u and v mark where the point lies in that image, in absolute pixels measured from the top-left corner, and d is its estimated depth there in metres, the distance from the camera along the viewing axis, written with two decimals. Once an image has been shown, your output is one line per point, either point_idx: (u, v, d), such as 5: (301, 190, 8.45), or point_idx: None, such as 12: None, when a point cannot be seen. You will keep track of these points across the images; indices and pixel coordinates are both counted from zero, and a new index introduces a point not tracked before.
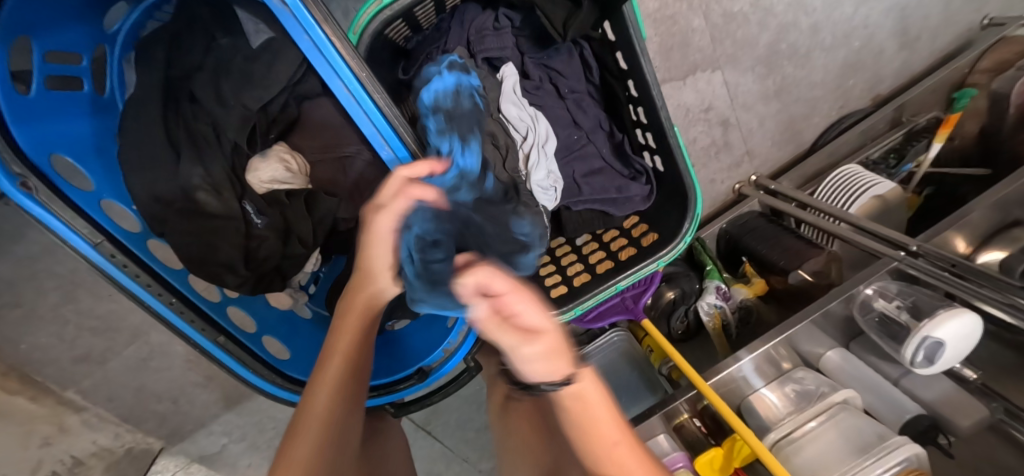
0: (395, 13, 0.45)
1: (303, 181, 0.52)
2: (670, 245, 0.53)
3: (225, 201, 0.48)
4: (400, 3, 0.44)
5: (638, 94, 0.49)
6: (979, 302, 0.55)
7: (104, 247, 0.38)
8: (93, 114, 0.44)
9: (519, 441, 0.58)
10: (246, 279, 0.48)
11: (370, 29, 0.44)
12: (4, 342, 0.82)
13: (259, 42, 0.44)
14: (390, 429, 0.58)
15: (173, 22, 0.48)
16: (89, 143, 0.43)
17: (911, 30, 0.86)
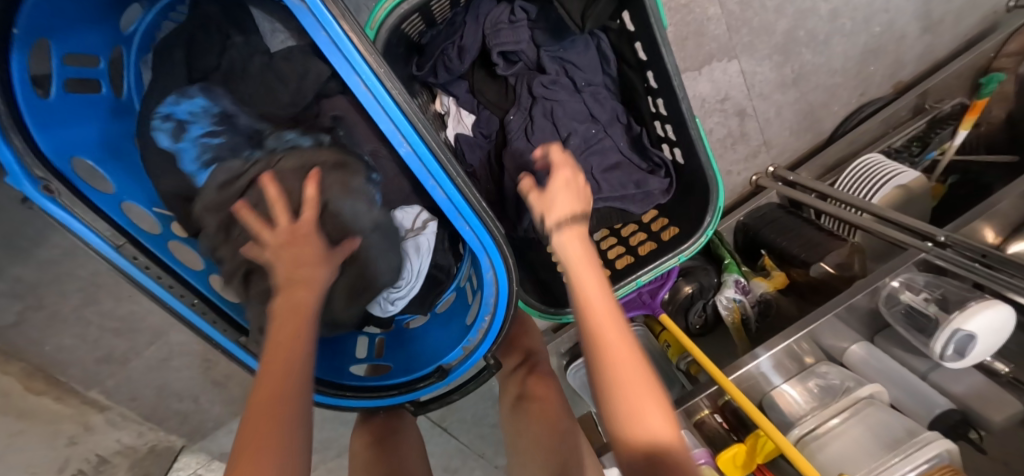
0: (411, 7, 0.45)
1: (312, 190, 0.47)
2: (692, 239, 0.53)
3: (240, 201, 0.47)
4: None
5: (658, 86, 0.48)
6: (1011, 293, 0.53)
7: (127, 249, 0.38)
8: (109, 116, 0.44)
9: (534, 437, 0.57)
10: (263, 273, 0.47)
11: (386, 23, 0.44)
12: (29, 343, 0.83)
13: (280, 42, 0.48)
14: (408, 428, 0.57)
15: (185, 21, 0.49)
16: (108, 145, 0.43)
17: (934, 14, 0.84)
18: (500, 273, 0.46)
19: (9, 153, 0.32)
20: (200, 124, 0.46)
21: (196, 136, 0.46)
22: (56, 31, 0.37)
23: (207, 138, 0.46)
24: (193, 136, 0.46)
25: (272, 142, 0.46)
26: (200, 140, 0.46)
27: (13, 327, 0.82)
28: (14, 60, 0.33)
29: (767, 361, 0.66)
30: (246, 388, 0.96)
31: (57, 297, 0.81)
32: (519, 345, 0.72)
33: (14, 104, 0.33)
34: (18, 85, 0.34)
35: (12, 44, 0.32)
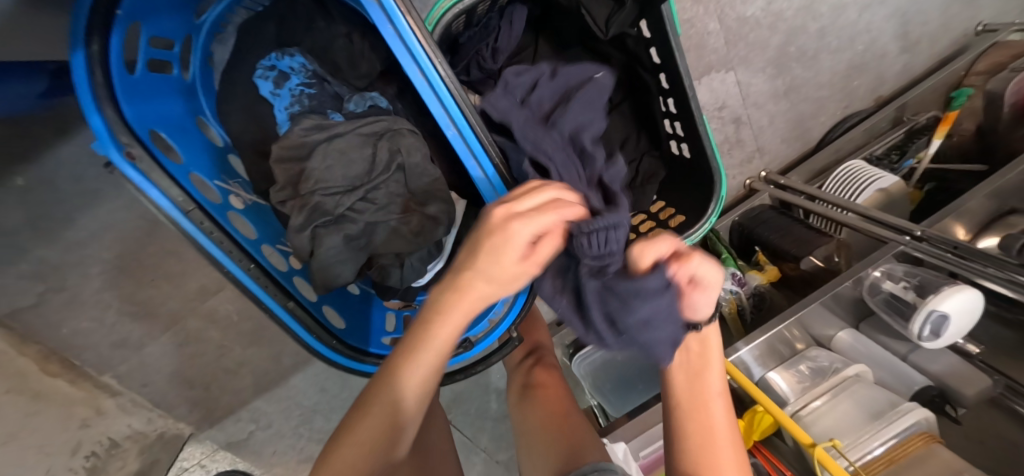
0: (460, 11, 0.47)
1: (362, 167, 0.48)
2: (696, 225, 0.57)
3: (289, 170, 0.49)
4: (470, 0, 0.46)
5: (669, 87, 0.54)
6: (982, 279, 0.59)
7: (195, 214, 0.42)
8: (183, 96, 0.48)
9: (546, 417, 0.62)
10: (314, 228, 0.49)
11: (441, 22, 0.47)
12: (45, 326, 0.84)
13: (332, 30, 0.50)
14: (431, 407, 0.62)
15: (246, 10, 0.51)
16: (180, 123, 0.47)
17: (911, 35, 0.92)
18: None
19: (99, 119, 0.37)
20: (297, 77, 0.50)
21: (295, 86, 0.50)
22: (149, 16, 0.41)
23: (304, 88, 0.50)
24: (292, 86, 0.50)
25: (353, 104, 0.50)
26: (299, 88, 0.49)
27: (31, 308, 0.83)
28: (113, 37, 0.38)
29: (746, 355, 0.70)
30: (257, 376, 0.98)
31: (79, 280, 0.83)
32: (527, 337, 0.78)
33: (108, 76, 0.38)
34: (113, 60, 0.38)
35: (114, 23, 0.37)
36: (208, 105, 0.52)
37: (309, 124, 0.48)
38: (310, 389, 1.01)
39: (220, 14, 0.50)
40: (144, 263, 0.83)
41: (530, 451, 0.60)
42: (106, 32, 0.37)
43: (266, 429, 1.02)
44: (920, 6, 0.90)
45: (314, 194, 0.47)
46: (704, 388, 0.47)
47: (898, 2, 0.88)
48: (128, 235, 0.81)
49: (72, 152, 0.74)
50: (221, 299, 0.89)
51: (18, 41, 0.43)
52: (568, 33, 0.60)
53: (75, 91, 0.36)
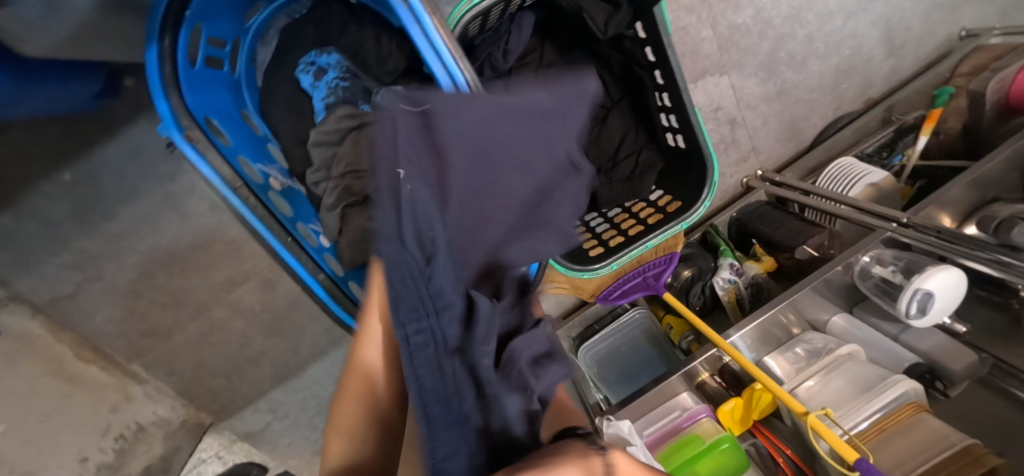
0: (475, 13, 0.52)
1: None
2: (692, 209, 0.63)
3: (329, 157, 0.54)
4: (484, 4, 0.51)
5: (664, 82, 0.59)
6: (964, 259, 0.64)
7: (242, 191, 0.48)
8: (232, 89, 0.55)
9: None
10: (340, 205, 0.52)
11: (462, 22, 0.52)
12: (82, 314, 0.90)
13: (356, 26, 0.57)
14: None
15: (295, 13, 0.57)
16: (230, 112, 0.54)
17: (896, 40, 0.97)
18: None
19: (166, 105, 0.44)
20: (334, 72, 0.54)
21: (331, 80, 0.54)
22: (209, 19, 0.48)
23: (340, 81, 0.54)
24: (330, 80, 0.54)
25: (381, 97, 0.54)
26: (334, 82, 0.54)
27: (70, 297, 0.89)
28: (181, 32, 0.45)
29: (739, 340, 0.74)
30: (277, 365, 1.03)
31: (116, 270, 0.89)
32: None
33: (175, 68, 0.45)
34: (179, 53, 0.45)
35: (182, 21, 0.44)
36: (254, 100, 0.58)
37: (342, 113, 0.52)
38: (325, 379, 1.06)
39: (264, 19, 0.56)
40: (175, 255, 0.89)
41: None
42: (176, 28, 0.44)
43: (283, 419, 1.06)
44: (903, 12, 0.95)
45: (344, 176, 0.52)
46: None
47: (881, 9, 0.94)
48: (163, 228, 0.87)
49: (116, 150, 0.81)
50: (245, 290, 0.95)
51: (91, 43, 0.50)
52: (568, 40, 0.67)
53: (148, 80, 0.43)
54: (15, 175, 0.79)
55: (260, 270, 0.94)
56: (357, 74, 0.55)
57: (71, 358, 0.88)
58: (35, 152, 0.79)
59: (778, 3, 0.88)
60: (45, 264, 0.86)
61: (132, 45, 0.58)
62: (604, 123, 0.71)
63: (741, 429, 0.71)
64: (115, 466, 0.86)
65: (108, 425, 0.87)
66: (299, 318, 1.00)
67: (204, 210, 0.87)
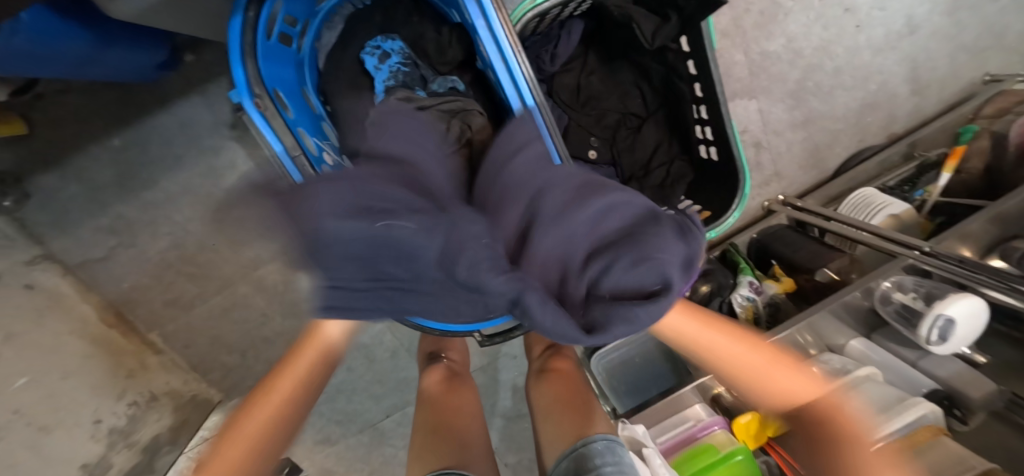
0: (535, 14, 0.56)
1: None
2: (720, 219, 0.65)
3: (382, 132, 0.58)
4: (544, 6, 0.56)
5: (703, 95, 0.62)
6: (986, 288, 0.65)
7: (300, 159, 0.51)
8: (297, 66, 0.59)
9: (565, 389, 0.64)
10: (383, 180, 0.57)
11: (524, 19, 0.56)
12: (111, 279, 0.93)
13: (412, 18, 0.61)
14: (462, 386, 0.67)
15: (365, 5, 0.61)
16: (295, 87, 0.58)
17: (921, 79, 1.01)
18: None
19: (241, 73, 0.48)
20: (397, 57, 0.58)
21: (393, 65, 0.58)
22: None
23: (401, 66, 0.58)
24: (391, 64, 0.58)
25: (437, 85, 0.58)
26: (396, 67, 0.58)
27: (103, 260, 0.91)
28: (266, 7, 0.49)
29: None
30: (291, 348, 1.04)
31: (150, 238, 0.92)
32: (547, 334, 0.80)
33: (255, 41, 0.49)
34: (261, 27, 0.49)
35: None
36: (311, 78, 0.62)
37: (399, 96, 0.55)
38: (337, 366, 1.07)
39: (333, 6, 0.61)
40: (208, 228, 0.92)
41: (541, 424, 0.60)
42: (261, 3, 0.48)
43: None
44: (930, 53, 0.99)
45: None
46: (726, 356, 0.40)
47: (908, 49, 0.97)
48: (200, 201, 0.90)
49: (168, 122, 0.85)
50: (272, 268, 0.97)
51: (171, 13, 0.54)
52: (612, 50, 0.70)
53: (228, 48, 0.46)
54: (69, 137, 0.83)
55: None
56: (415, 61, 0.60)
57: (94, 320, 0.90)
58: (90, 118, 0.83)
59: (809, 34, 0.92)
60: (83, 226, 0.88)
61: (204, 19, 0.62)
62: (638, 132, 0.73)
63: (754, 444, 0.72)
64: (126, 431, 0.85)
65: (123, 390, 0.88)
66: None
67: None
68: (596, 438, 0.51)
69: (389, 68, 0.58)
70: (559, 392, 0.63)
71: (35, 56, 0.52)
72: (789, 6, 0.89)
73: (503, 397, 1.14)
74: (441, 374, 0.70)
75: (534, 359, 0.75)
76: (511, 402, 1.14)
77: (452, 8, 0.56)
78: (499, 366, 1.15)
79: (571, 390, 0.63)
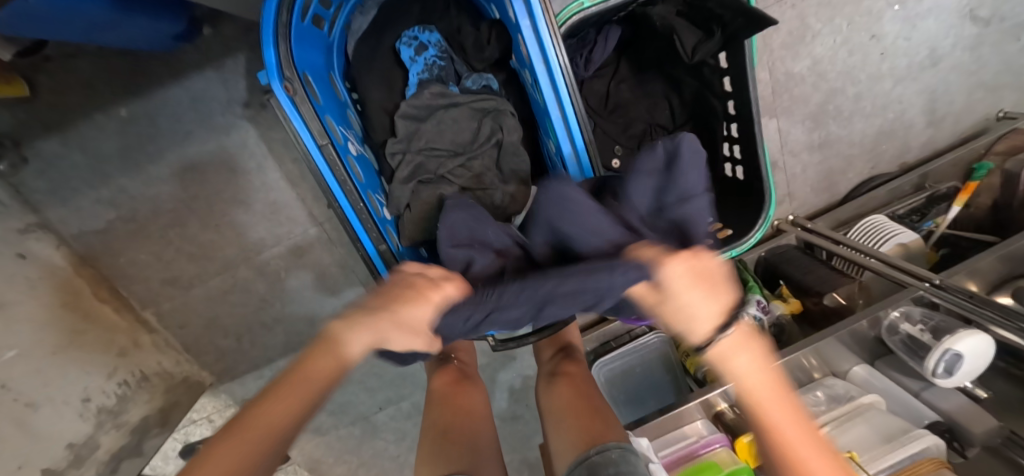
0: (580, 18, 0.57)
1: (453, 145, 0.57)
2: (744, 238, 0.63)
3: (406, 127, 0.57)
4: (593, 10, 0.56)
5: (736, 113, 0.62)
6: (994, 327, 0.65)
7: (326, 149, 0.49)
8: (325, 51, 0.56)
9: (566, 396, 0.64)
10: (406, 178, 0.56)
11: (570, 21, 0.57)
12: (107, 252, 0.90)
13: (450, 12, 0.59)
14: (471, 388, 0.67)
15: None
16: (323, 73, 0.55)
17: (938, 112, 1.02)
18: None
19: (273, 55, 0.45)
20: (433, 50, 0.58)
21: (430, 57, 0.58)
22: None
23: (437, 60, 0.58)
24: (427, 57, 0.58)
25: (471, 82, 0.58)
26: (432, 59, 0.58)
27: (101, 232, 0.88)
28: None
29: None
30: (289, 335, 1.02)
31: (150, 214, 0.89)
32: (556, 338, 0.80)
33: (290, 21, 0.46)
34: (296, 8, 0.47)
35: None
36: (338, 64, 0.60)
37: (433, 91, 0.56)
38: None
39: None
40: (212, 206, 0.89)
41: (553, 428, 0.61)
42: None
43: None
44: (948, 87, 1.00)
45: (422, 151, 0.57)
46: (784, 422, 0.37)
47: (928, 81, 0.98)
48: (206, 179, 0.88)
49: (178, 96, 0.82)
50: (276, 253, 0.94)
51: None
52: (645, 60, 0.69)
53: (262, 27, 0.44)
54: (73, 103, 0.80)
55: (293, 235, 0.94)
56: (451, 56, 0.60)
57: (87, 294, 0.87)
58: (97, 85, 0.80)
59: (834, 58, 0.92)
60: (81, 196, 0.85)
61: None
62: None
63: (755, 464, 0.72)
64: (115, 411, 0.84)
65: (114, 368, 0.85)
66: (321, 291, 0.99)
67: (251, 168, 0.88)
68: (609, 446, 0.51)
69: (426, 60, 0.58)
70: (570, 397, 0.64)
71: (52, 19, 0.49)
72: (818, 28, 0.89)
73: (499, 397, 1.13)
74: (452, 375, 0.70)
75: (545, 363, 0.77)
76: (506, 403, 1.14)
77: (493, 4, 0.54)
78: (498, 366, 1.13)
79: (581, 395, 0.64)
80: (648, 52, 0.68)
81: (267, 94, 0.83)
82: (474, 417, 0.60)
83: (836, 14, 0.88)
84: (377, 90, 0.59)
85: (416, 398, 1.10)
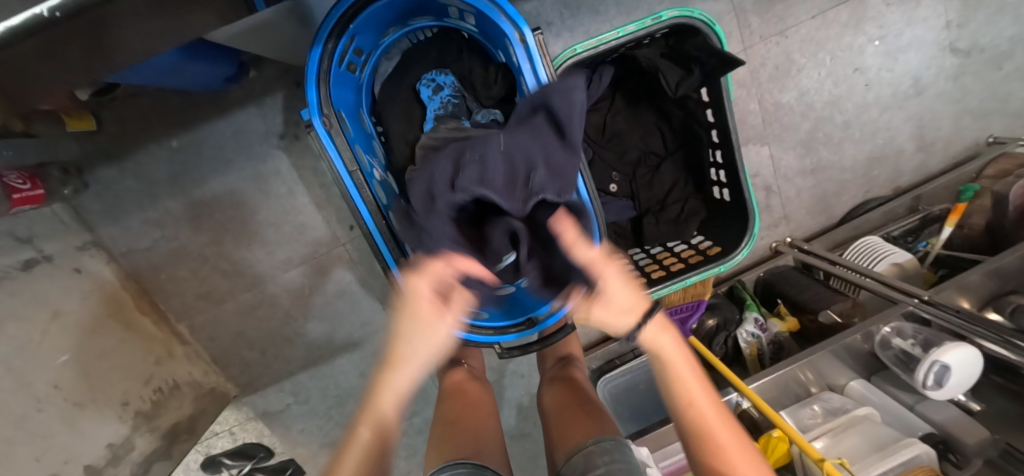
0: (575, 60, 0.65)
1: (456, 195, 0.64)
2: (731, 255, 0.70)
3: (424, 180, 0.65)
4: (585, 54, 0.64)
5: (719, 140, 0.69)
6: (982, 340, 0.67)
7: (356, 174, 0.57)
8: (356, 90, 0.65)
9: (567, 398, 0.69)
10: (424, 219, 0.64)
11: (565, 64, 0.64)
12: (151, 269, 0.99)
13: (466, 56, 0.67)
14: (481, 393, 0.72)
15: (422, 43, 0.68)
16: (352, 110, 0.64)
17: (927, 137, 1.07)
18: (594, 247, 0.63)
19: (315, 96, 0.54)
20: (449, 90, 0.68)
21: (445, 97, 0.68)
22: (359, 34, 0.59)
23: (451, 98, 0.67)
24: (443, 96, 0.68)
25: (480, 116, 0.67)
26: (448, 98, 0.67)
27: (146, 250, 0.98)
28: (341, 40, 0.55)
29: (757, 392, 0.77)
30: (310, 349, 1.08)
31: (192, 233, 0.98)
32: (559, 349, 0.84)
33: (330, 66, 0.55)
34: (335, 57, 0.56)
35: (344, 31, 0.55)
36: (366, 101, 0.68)
37: (449, 125, 0.64)
38: (351, 371, 1.10)
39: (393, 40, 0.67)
40: (246, 226, 0.98)
41: (553, 427, 0.65)
42: (338, 37, 0.55)
43: (303, 403, 1.11)
44: (935, 114, 1.05)
45: None
46: (705, 420, 0.42)
47: (914, 108, 1.04)
48: (243, 202, 0.97)
49: (222, 128, 0.93)
50: (300, 271, 1.02)
51: (251, 37, 0.62)
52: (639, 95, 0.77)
53: (308, 73, 0.53)
54: (132, 136, 0.91)
55: (317, 254, 1.02)
56: (464, 95, 0.69)
57: (130, 306, 0.96)
58: (154, 120, 0.91)
59: (820, 90, 0.98)
60: (132, 217, 0.95)
61: (281, 45, 0.70)
62: (657, 171, 0.80)
63: None
64: (149, 415, 0.90)
65: (150, 376, 0.92)
66: (341, 306, 1.05)
67: (282, 193, 0.97)
68: (606, 439, 0.55)
69: (441, 100, 0.68)
70: (569, 401, 0.68)
71: (134, 67, 0.59)
72: (802, 63, 0.96)
73: (508, 414, 1.16)
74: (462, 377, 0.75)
75: (547, 370, 0.82)
76: (515, 420, 1.16)
77: (500, 50, 0.62)
78: (506, 384, 1.14)
79: (582, 397, 0.68)
80: (635, 91, 0.77)
81: (300, 127, 0.93)
82: (480, 413, 0.65)
83: (819, 49, 0.95)
84: (397, 123, 0.68)
85: (427, 414, 1.14)
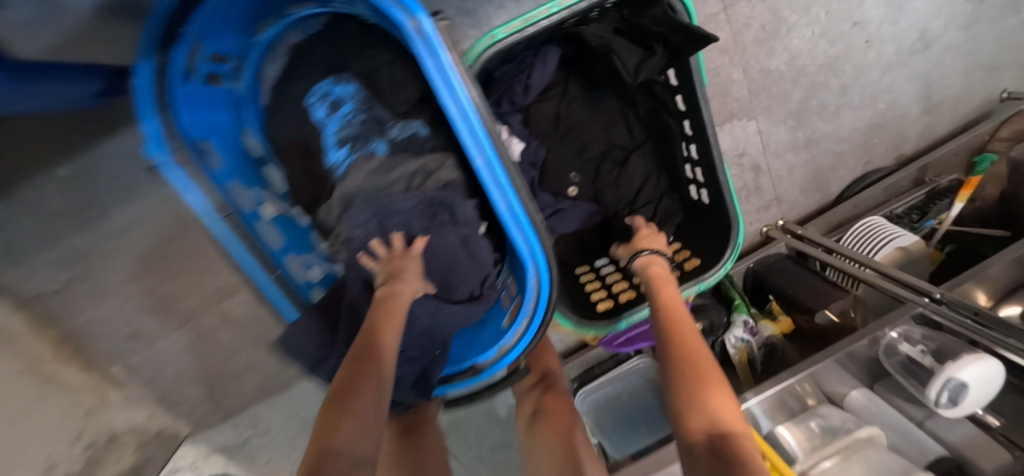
0: (503, 46, 0.51)
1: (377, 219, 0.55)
2: (712, 271, 0.60)
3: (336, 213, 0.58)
4: (512, 39, 0.50)
5: (693, 133, 0.57)
6: (1003, 351, 0.57)
7: (223, 212, 0.50)
8: (230, 106, 0.59)
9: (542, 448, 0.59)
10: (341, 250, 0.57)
11: (483, 56, 0.51)
12: (65, 312, 0.87)
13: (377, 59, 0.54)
14: (435, 444, 0.63)
15: (316, 35, 0.59)
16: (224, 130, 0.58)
17: (934, 98, 0.94)
18: (543, 281, 0.51)
19: (154, 124, 0.46)
20: (349, 105, 0.59)
21: (348, 115, 0.59)
22: (209, 39, 0.50)
23: (353, 115, 0.58)
24: (343, 113, 0.59)
25: (396, 131, 0.57)
26: (350, 115, 0.58)
27: (57, 293, 0.85)
28: (178, 54, 0.46)
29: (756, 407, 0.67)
30: (264, 379, 1.00)
31: (106, 269, 0.86)
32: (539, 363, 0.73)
33: (165, 90, 0.47)
34: (175, 75, 0.47)
35: (180, 43, 0.46)
36: (252, 114, 0.63)
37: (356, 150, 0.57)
38: (313, 398, 1.03)
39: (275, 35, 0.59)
40: (168, 257, 0.87)
41: None
42: (171, 51, 0.45)
43: (262, 435, 1.03)
44: (943, 69, 0.92)
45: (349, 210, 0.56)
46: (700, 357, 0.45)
47: (920, 65, 0.90)
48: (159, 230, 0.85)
49: (117, 148, 0.79)
50: (239, 299, 0.92)
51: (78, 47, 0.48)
52: (597, 78, 0.64)
53: (135, 102, 0.45)
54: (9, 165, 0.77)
55: None
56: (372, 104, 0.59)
57: (47, 357, 0.85)
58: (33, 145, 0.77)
59: (814, 51, 0.84)
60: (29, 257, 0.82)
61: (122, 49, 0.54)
62: (624, 168, 0.67)
63: None
64: None
65: (80, 432, 0.83)
66: None
67: None
68: None
69: (341, 118, 0.59)
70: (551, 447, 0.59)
71: None
72: (793, 20, 0.81)
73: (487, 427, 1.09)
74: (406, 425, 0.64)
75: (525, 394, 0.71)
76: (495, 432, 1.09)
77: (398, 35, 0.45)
78: None
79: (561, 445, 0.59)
80: (590, 76, 0.65)
81: None
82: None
83: (813, 3, 0.81)
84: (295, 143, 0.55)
85: None
